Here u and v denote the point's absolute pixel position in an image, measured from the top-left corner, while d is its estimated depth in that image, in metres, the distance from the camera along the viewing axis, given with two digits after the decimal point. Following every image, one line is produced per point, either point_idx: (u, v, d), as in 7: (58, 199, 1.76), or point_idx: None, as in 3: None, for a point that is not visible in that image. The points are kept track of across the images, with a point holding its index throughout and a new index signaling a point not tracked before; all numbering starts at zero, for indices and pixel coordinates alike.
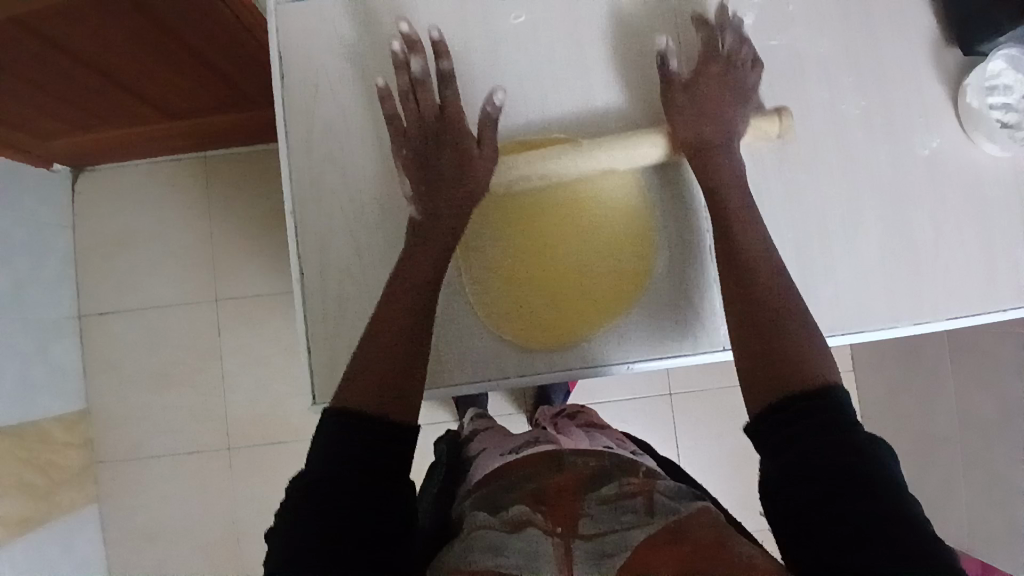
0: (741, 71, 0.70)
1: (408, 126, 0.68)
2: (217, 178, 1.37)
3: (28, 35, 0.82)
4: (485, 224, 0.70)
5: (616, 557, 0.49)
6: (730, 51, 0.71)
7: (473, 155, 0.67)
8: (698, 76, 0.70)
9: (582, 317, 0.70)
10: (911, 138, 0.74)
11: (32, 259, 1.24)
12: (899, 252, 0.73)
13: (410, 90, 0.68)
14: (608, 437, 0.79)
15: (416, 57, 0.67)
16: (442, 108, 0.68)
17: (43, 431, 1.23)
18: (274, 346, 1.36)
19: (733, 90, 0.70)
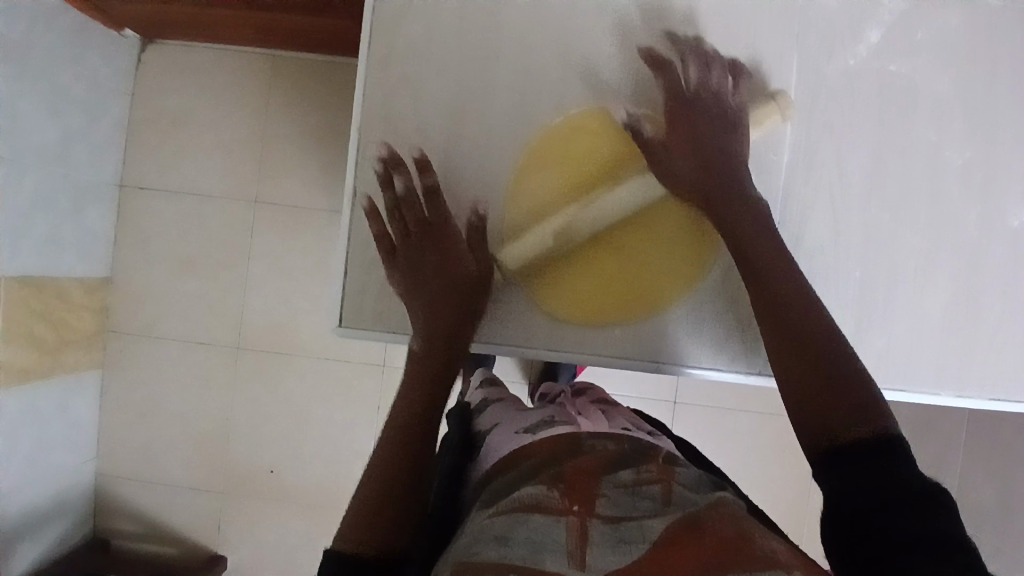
0: (725, 89, 0.67)
1: (397, 244, 0.67)
2: (281, 81, 1.36)
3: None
4: (548, 171, 0.68)
5: (634, 544, 0.48)
6: (701, 83, 0.67)
7: (463, 261, 0.67)
8: (687, 111, 0.67)
9: (614, 297, 0.68)
10: (1005, 205, 0.70)
11: (85, 120, 1.24)
12: (963, 320, 0.69)
13: (396, 208, 0.68)
14: (625, 418, 0.79)
15: (399, 175, 0.68)
16: (427, 217, 0.68)
17: (64, 290, 1.25)
18: (301, 261, 1.36)
19: (730, 125, 0.66)
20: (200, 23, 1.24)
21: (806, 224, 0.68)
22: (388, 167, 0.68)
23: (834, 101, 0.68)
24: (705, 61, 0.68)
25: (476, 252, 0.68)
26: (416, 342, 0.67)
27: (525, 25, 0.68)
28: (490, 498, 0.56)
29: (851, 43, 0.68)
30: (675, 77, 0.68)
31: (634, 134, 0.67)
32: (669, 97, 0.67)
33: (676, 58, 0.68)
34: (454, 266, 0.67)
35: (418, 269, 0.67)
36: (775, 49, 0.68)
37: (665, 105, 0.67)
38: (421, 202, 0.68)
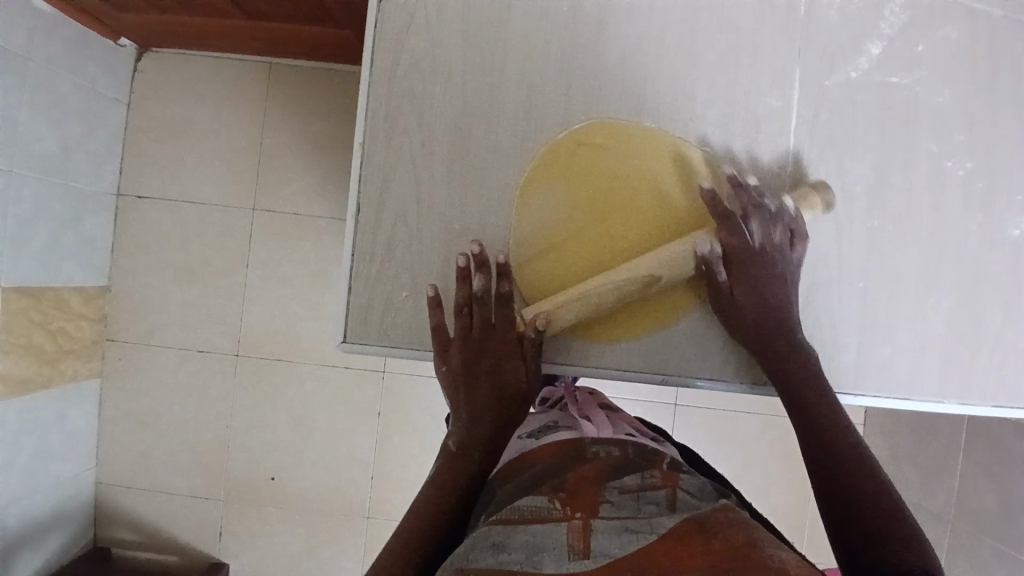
0: (792, 242, 0.66)
1: (455, 339, 0.66)
2: (280, 88, 1.35)
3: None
4: (554, 186, 0.68)
5: (641, 534, 0.49)
6: (765, 239, 0.65)
7: (515, 372, 0.66)
8: (759, 257, 0.65)
9: (624, 318, 0.68)
10: (1005, 215, 0.70)
11: (83, 129, 1.24)
12: (964, 328, 0.70)
13: (466, 306, 0.66)
14: (629, 424, 0.79)
15: (479, 275, 0.66)
16: (493, 323, 0.66)
17: (63, 300, 1.25)
18: (301, 268, 1.36)
19: (784, 283, 0.65)
20: (198, 31, 1.24)
21: (809, 236, 0.69)
22: (471, 266, 0.66)
23: (836, 113, 0.69)
24: (773, 219, 0.65)
25: (532, 373, 0.66)
26: (452, 440, 0.65)
27: (529, 38, 0.68)
28: (493, 506, 0.56)
29: (853, 55, 0.69)
30: (741, 228, 0.64)
31: (709, 275, 0.65)
32: (733, 246, 0.64)
33: (762, 197, 0.65)
34: (508, 383, 0.65)
35: (469, 370, 0.65)
36: (778, 61, 0.69)
37: (732, 252, 0.64)
38: (493, 306, 0.66)
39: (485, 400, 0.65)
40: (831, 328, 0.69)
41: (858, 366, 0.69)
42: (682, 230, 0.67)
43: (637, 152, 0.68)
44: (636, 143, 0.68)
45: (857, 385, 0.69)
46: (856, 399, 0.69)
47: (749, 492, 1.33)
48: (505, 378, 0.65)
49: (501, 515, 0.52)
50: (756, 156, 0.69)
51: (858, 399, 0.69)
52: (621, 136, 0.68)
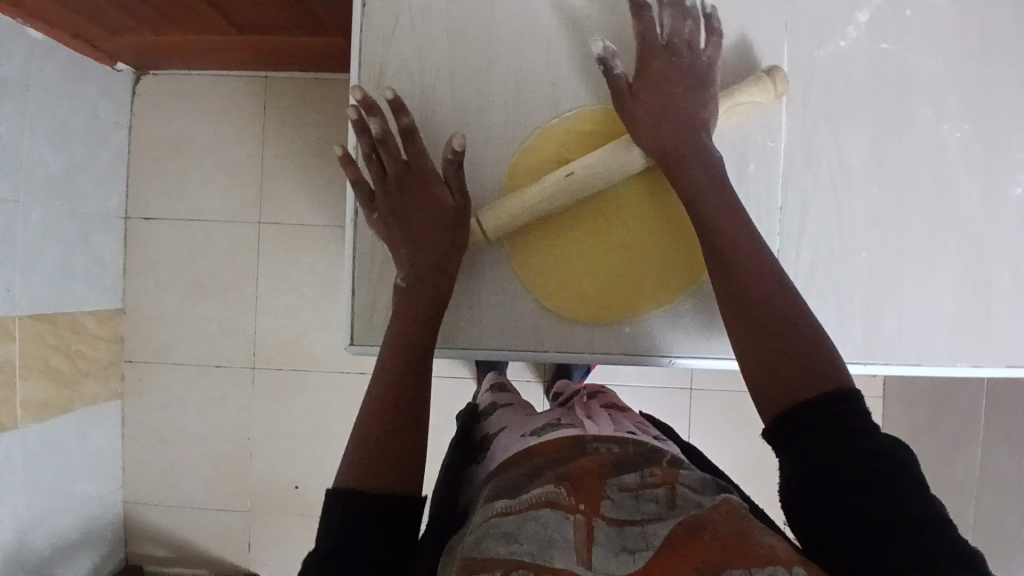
0: (700, 38, 0.64)
1: (377, 192, 0.65)
2: (276, 100, 1.37)
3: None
4: (545, 165, 0.68)
5: (638, 553, 0.48)
6: (672, 31, 0.63)
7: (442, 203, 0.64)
8: (658, 53, 0.63)
9: (613, 286, 0.68)
10: (1006, 175, 0.69)
11: (86, 153, 1.26)
12: (972, 292, 0.69)
13: (373, 151, 0.64)
14: (631, 421, 0.79)
15: (374, 118, 0.64)
16: (406, 161, 0.64)
17: (79, 323, 1.27)
18: (308, 277, 1.37)
19: (693, 74, 0.63)
20: (191, 49, 1.25)
21: (807, 211, 0.68)
22: (365, 110, 0.63)
23: (829, 84, 0.68)
24: (683, 10, 0.63)
25: (456, 194, 0.64)
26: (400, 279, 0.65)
27: (513, 32, 0.69)
28: (498, 493, 0.56)
29: (841, 24, 0.68)
30: (650, 19, 0.63)
31: (607, 75, 0.63)
32: (640, 40, 0.63)
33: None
34: (435, 206, 0.64)
35: (399, 220, 0.64)
36: (765, 35, 0.68)
37: (637, 50, 0.63)
38: (397, 143, 0.64)
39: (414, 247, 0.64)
40: (837, 300, 0.68)
41: (867, 337, 0.68)
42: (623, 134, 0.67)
43: (604, 128, 0.68)
44: (609, 124, 0.68)
45: (868, 355, 0.68)
46: (867, 367, 0.68)
47: (770, 472, 1.33)
48: (430, 205, 0.64)
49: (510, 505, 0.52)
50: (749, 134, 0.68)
51: (870, 370, 0.68)
52: (607, 123, 0.68)
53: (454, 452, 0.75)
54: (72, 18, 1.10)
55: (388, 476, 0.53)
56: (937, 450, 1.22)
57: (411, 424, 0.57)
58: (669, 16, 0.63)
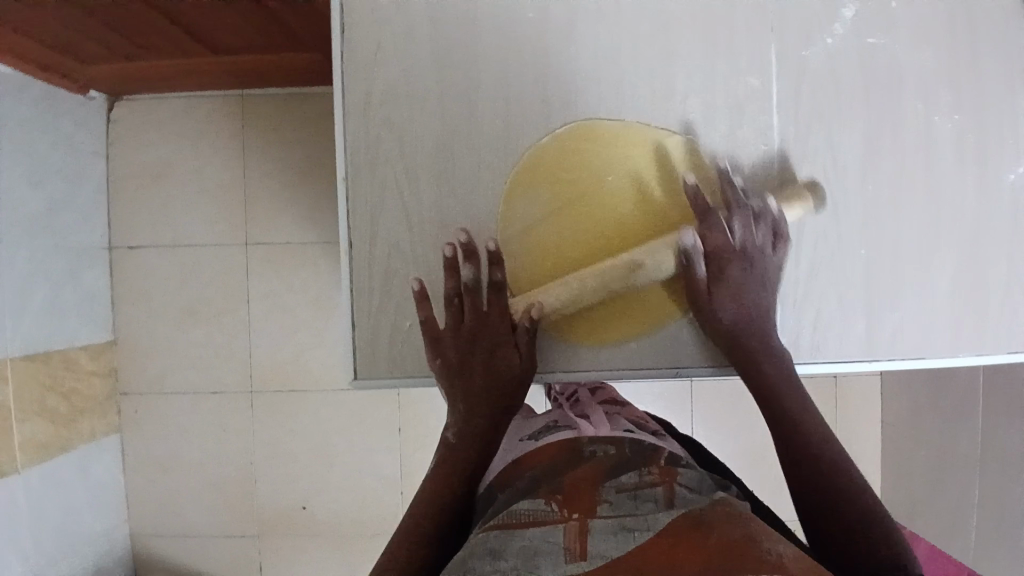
0: (768, 247, 0.66)
1: (445, 330, 0.66)
2: (256, 119, 1.34)
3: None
4: (539, 188, 0.68)
5: (638, 533, 0.48)
6: (745, 239, 0.65)
7: (508, 360, 0.65)
8: (732, 272, 0.65)
9: (621, 324, 0.68)
10: (998, 163, 0.69)
11: (66, 186, 1.23)
12: (971, 282, 0.69)
13: (456, 297, 0.66)
14: (628, 418, 0.80)
15: (468, 265, 0.66)
16: (484, 313, 0.66)
17: (71, 359, 1.25)
18: (301, 296, 1.36)
19: (768, 282, 0.66)
20: (165, 73, 1.23)
21: (804, 213, 0.68)
22: (460, 256, 0.66)
23: (818, 83, 0.68)
24: (753, 218, 0.66)
25: (523, 353, 0.66)
26: (451, 429, 0.65)
27: (497, 49, 0.67)
28: (496, 508, 0.55)
29: (828, 21, 0.68)
30: (723, 224, 0.65)
31: (688, 272, 0.65)
32: (718, 244, 0.65)
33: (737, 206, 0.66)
34: (500, 362, 0.65)
35: (462, 364, 0.65)
36: (751, 36, 0.68)
37: (715, 253, 0.65)
38: (484, 294, 0.66)
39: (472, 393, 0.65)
40: (838, 299, 0.68)
41: (869, 333, 0.68)
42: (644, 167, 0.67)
43: (619, 153, 0.67)
44: (616, 143, 0.67)
45: (872, 352, 0.68)
46: (871, 365, 0.68)
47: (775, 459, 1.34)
48: (500, 363, 0.65)
49: (499, 519, 0.51)
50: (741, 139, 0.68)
51: (873, 366, 0.68)
52: (604, 138, 0.67)
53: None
54: (41, 51, 1.07)
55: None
56: (938, 427, 1.23)
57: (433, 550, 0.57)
58: (740, 222, 0.65)
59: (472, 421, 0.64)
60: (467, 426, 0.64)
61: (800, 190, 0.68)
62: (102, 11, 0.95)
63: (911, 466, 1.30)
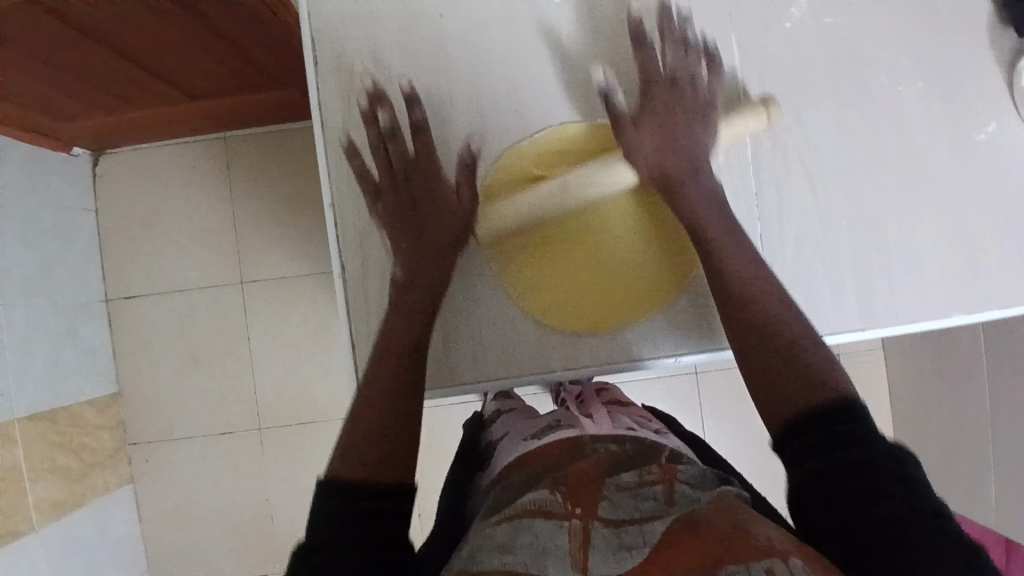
0: (701, 73, 0.68)
1: (380, 178, 0.67)
2: (241, 159, 1.36)
3: (42, 14, 0.80)
4: (518, 184, 0.69)
5: (635, 549, 0.47)
6: (675, 63, 0.67)
7: (448, 199, 0.67)
8: (659, 97, 0.67)
9: (597, 297, 0.69)
10: (967, 124, 0.71)
11: (58, 244, 1.24)
12: (956, 243, 0.70)
13: (381, 143, 0.68)
14: (630, 418, 0.80)
15: (385, 110, 0.69)
16: (414, 153, 0.67)
17: (78, 415, 1.25)
18: (302, 329, 1.37)
19: (701, 110, 0.67)
20: (148, 122, 1.25)
21: (783, 194, 0.70)
22: (373, 103, 0.69)
23: (782, 66, 0.70)
24: (683, 44, 0.68)
25: (463, 196, 0.67)
26: (399, 271, 0.66)
27: (468, 66, 0.70)
28: (501, 503, 0.57)
29: (783, 6, 0.70)
30: (645, 63, 0.68)
31: (609, 107, 0.67)
32: (643, 72, 0.67)
33: (665, 33, 0.68)
34: (441, 209, 0.66)
35: (403, 207, 0.67)
36: (710, 28, 0.70)
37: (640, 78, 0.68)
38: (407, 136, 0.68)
39: (416, 244, 0.66)
40: (827, 273, 0.69)
41: (862, 303, 0.69)
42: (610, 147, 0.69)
43: (588, 147, 0.70)
44: (588, 140, 0.70)
45: (867, 322, 0.69)
46: (866, 334, 0.70)
47: None
48: (434, 196, 0.66)
49: (506, 512, 0.53)
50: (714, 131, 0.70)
51: (867, 335, 0.69)
52: (576, 138, 0.70)
53: (458, 466, 0.77)
54: (23, 112, 1.09)
55: (372, 462, 0.52)
56: (945, 393, 1.24)
57: (402, 399, 0.58)
58: (671, 49, 0.68)
59: (418, 259, 0.66)
60: (415, 265, 0.66)
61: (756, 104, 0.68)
62: (79, 68, 0.97)
63: (923, 435, 1.31)
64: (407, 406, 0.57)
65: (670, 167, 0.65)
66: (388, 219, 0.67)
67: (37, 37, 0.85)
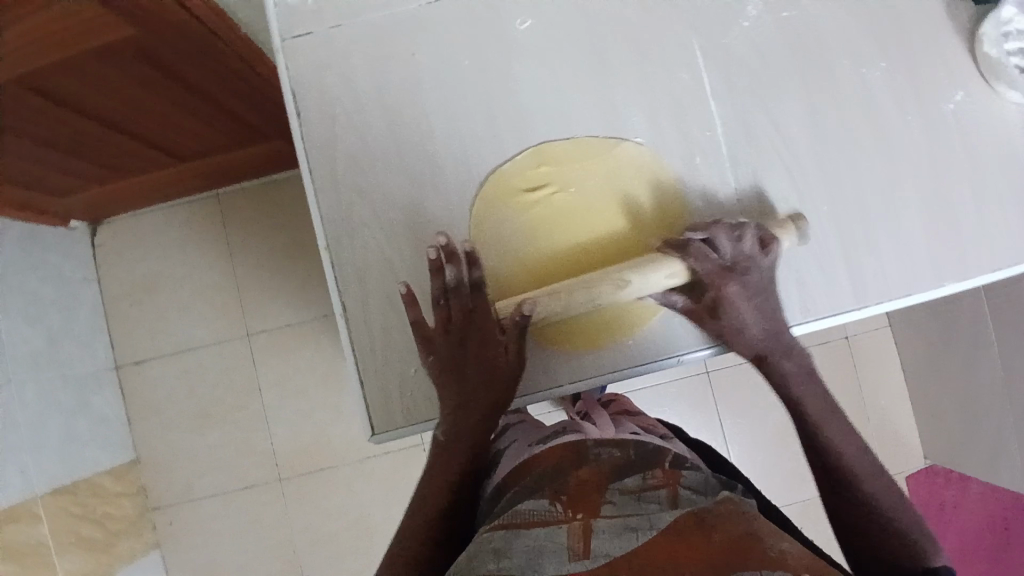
0: (758, 259, 0.67)
1: (435, 333, 0.65)
2: (235, 214, 1.39)
3: (30, 94, 0.82)
4: (507, 205, 0.70)
5: (641, 532, 0.54)
6: (736, 255, 0.66)
7: (501, 359, 0.66)
8: (726, 292, 0.66)
9: (601, 321, 0.69)
10: (935, 94, 0.73)
11: (63, 316, 1.26)
12: (938, 214, 0.71)
13: (442, 298, 0.65)
14: (636, 424, 0.85)
15: (451, 265, 0.65)
16: (470, 308, 0.65)
17: (97, 484, 1.25)
18: (311, 375, 1.38)
19: (764, 293, 0.67)
20: (141, 189, 1.27)
21: (762, 185, 0.71)
22: (443, 256, 0.65)
23: (746, 62, 0.72)
24: (739, 231, 0.67)
25: (512, 355, 0.66)
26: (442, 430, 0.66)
27: (443, 96, 0.71)
28: (502, 508, 0.59)
29: (740, 6, 0.72)
30: (705, 247, 0.66)
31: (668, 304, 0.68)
32: (707, 264, 0.65)
33: (731, 229, 0.67)
34: (493, 371, 0.65)
35: (452, 365, 0.65)
36: (673, 34, 0.72)
37: (706, 272, 0.65)
38: (468, 294, 0.65)
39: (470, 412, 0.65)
40: (814, 255, 0.70)
41: (852, 282, 0.70)
42: (596, 161, 0.71)
43: (575, 166, 0.71)
44: (573, 157, 0.71)
45: (860, 300, 0.70)
46: (862, 312, 0.70)
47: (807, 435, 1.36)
48: (489, 363, 0.65)
49: (504, 520, 0.56)
50: (696, 134, 0.71)
51: (862, 314, 0.70)
52: (559, 157, 0.71)
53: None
54: (19, 192, 1.11)
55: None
56: (957, 362, 1.24)
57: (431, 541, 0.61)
58: (729, 238, 0.66)
59: (462, 418, 0.65)
60: (460, 424, 0.65)
61: (783, 225, 0.68)
62: (68, 142, 0.99)
63: (940, 408, 1.31)
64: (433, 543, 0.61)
65: (752, 352, 0.68)
66: (442, 378, 0.65)
67: (27, 117, 0.88)
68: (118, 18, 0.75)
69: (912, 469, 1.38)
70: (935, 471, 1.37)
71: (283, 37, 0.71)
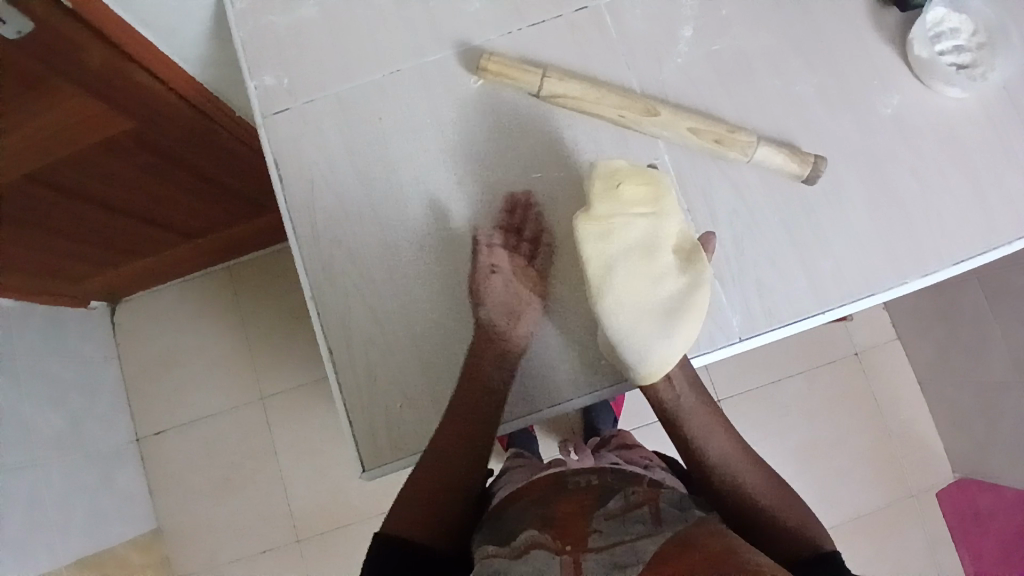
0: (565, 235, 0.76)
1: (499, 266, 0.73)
2: (243, 284, 1.46)
3: (44, 187, 0.90)
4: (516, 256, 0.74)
5: (629, 567, 0.54)
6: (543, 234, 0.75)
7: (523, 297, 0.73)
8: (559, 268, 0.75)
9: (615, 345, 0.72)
10: (870, 101, 0.77)
11: (84, 392, 1.31)
12: (891, 212, 0.74)
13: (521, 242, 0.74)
14: (625, 458, 0.87)
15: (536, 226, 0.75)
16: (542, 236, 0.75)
17: (123, 556, 1.27)
18: (326, 433, 1.41)
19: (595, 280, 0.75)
20: (154, 267, 1.36)
21: (712, 201, 0.75)
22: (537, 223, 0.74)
23: (685, 93, 0.77)
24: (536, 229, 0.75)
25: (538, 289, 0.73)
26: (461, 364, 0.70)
27: (409, 151, 0.77)
28: (496, 536, 0.63)
29: (672, 43, 0.79)
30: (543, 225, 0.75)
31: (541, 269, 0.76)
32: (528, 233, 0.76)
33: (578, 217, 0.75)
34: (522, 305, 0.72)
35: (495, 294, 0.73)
36: (612, 74, 0.78)
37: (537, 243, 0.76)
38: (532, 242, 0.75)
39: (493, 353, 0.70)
40: (773, 264, 0.73)
41: (813, 286, 0.73)
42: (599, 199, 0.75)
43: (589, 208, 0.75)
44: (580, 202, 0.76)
45: (823, 302, 0.73)
46: (826, 314, 0.73)
47: (825, 455, 1.34)
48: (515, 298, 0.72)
49: (500, 550, 0.60)
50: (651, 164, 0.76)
51: (829, 316, 0.72)
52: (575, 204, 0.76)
53: None
54: (41, 278, 1.19)
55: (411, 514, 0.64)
56: (967, 362, 1.23)
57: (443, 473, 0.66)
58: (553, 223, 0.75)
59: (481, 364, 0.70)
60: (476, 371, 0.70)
61: (806, 156, 0.73)
62: (84, 228, 1.08)
63: (959, 411, 1.28)
64: (441, 480, 0.66)
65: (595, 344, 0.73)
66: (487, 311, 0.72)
67: (44, 208, 0.96)
68: (118, 111, 0.83)
69: (940, 480, 1.34)
70: (967, 483, 1.32)
71: (262, 114, 0.79)
